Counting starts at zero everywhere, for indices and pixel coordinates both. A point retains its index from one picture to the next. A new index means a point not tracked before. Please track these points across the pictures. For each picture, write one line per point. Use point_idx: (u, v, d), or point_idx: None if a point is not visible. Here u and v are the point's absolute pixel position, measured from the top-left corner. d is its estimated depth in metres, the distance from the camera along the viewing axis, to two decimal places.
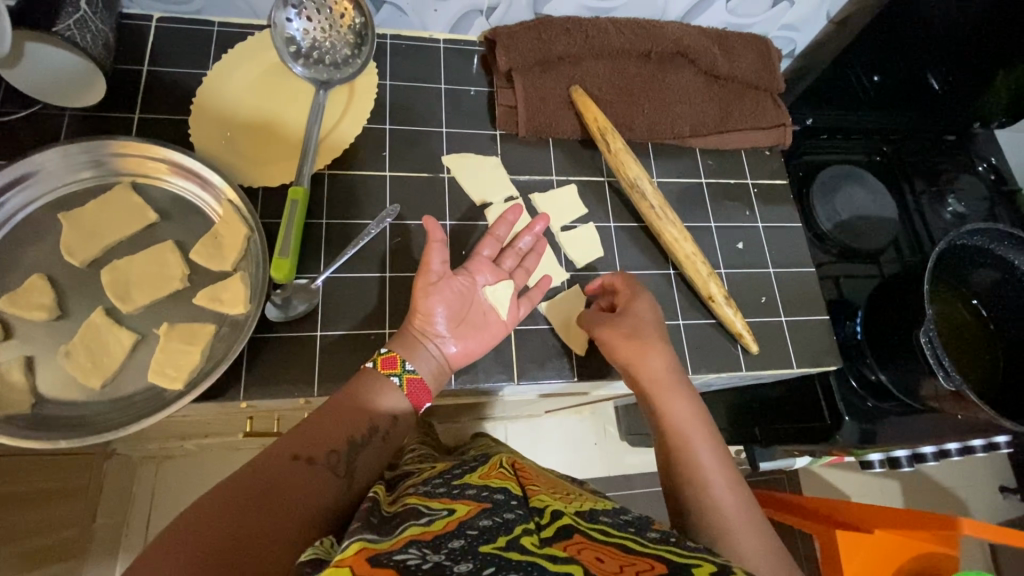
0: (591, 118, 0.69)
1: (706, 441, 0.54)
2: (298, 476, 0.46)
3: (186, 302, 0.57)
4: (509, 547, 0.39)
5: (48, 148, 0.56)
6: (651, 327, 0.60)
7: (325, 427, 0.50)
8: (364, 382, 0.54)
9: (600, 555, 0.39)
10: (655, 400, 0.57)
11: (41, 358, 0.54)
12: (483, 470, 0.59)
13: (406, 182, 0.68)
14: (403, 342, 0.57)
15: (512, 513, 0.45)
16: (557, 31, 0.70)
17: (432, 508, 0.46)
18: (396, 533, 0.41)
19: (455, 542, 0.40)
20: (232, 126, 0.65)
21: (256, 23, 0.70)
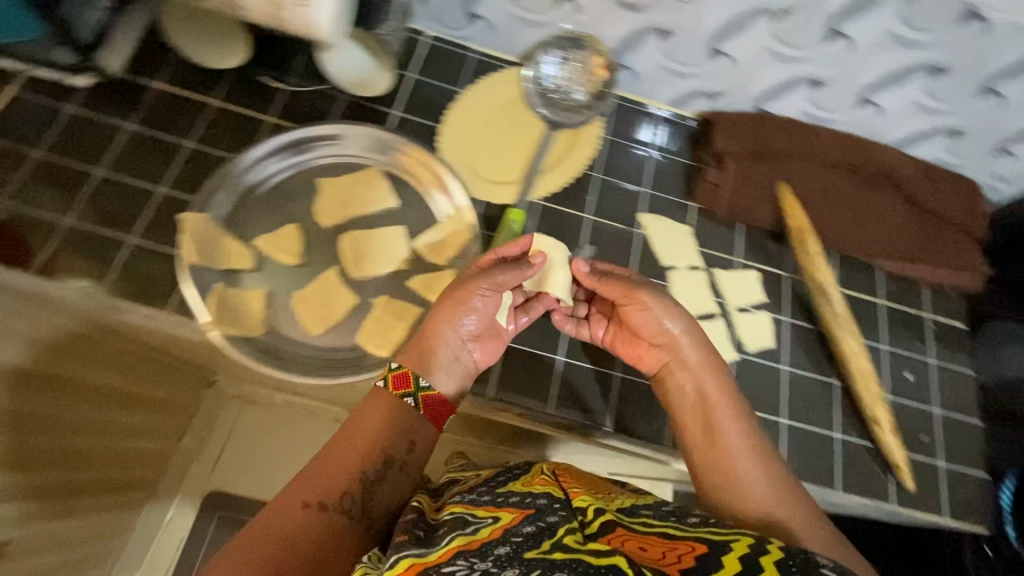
0: (792, 217, 0.72)
1: (746, 430, 0.57)
2: (311, 524, 0.49)
3: (401, 283, 0.64)
4: (551, 550, 0.43)
5: (348, 122, 0.67)
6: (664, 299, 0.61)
7: (327, 472, 0.52)
8: (376, 408, 0.56)
9: (642, 545, 0.45)
10: (700, 387, 0.59)
11: (277, 296, 0.61)
12: (528, 477, 0.56)
13: (605, 228, 0.72)
14: (418, 356, 0.58)
15: (554, 513, 0.48)
16: (777, 130, 0.75)
17: (479, 516, 0.49)
18: (444, 543, 0.46)
19: (499, 549, 0.44)
20: (470, 142, 0.73)
21: (508, 58, 0.78)
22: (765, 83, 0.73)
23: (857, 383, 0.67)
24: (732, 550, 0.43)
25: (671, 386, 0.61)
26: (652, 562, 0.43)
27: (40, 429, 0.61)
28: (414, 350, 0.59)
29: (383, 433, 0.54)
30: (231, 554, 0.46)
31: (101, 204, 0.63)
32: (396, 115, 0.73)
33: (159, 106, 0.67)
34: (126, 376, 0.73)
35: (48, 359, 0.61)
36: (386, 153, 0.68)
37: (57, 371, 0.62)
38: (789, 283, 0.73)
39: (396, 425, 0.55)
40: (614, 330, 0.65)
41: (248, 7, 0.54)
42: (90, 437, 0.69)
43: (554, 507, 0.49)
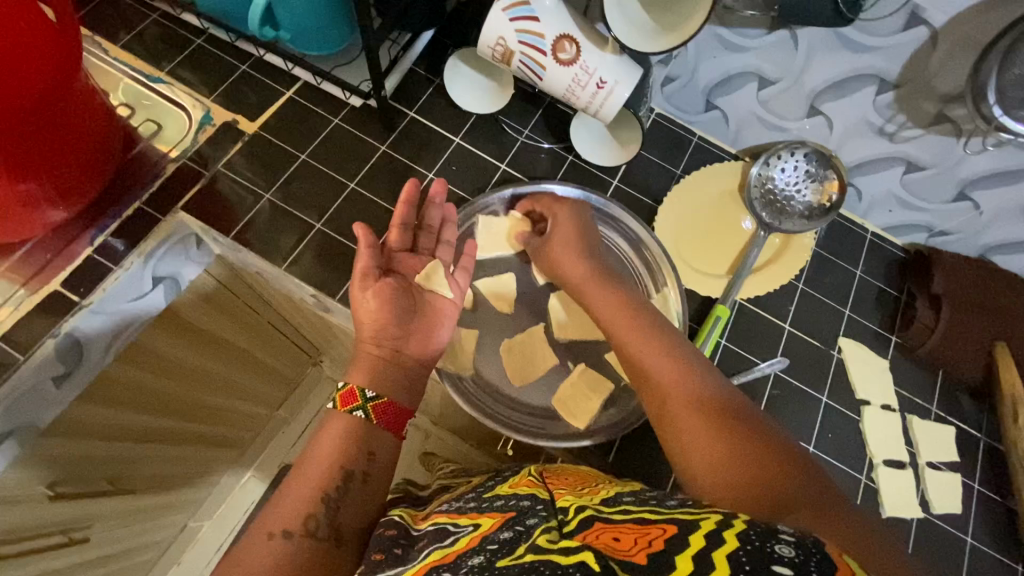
0: (1007, 382, 0.67)
1: (683, 366, 0.51)
2: (289, 553, 0.42)
3: (601, 354, 0.65)
4: (527, 551, 0.37)
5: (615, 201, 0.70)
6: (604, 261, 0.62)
7: (292, 497, 0.44)
8: (336, 426, 0.48)
9: (617, 535, 0.37)
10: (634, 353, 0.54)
11: (488, 338, 0.64)
12: (515, 478, 0.55)
13: (799, 343, 0.71)
14: (366, 372, 0.51)
15: (534, 515, 0.44)
16: (1004, 286, 0.71)
17: (460, 526, 0.45)
18: (418, 558, 0.41)
19: (475, 557, 0.38)
20: (683, 226, 0.74)
21: (728, 150, 0.79)
22: (1000, 236, 0.70)
23: None
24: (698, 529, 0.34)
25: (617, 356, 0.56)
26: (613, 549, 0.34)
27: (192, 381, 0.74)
28: (364, 361, 0.52)
29: (338, 450, 0.47)
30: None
31: (344, 214, 0.67)
32: (615, 186, 0.74)
33: (410, 134, 0.72)
34: (270, 350, 0.82)
35: (240, 331, 0.76)
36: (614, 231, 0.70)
37: (219, 334, 0.73)
38: (985, 448, 0.69)
39: (354, 441, 0.48)
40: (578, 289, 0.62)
41: (547, 78, 0.57)
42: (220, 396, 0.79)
43: (536, 510, 0.45)
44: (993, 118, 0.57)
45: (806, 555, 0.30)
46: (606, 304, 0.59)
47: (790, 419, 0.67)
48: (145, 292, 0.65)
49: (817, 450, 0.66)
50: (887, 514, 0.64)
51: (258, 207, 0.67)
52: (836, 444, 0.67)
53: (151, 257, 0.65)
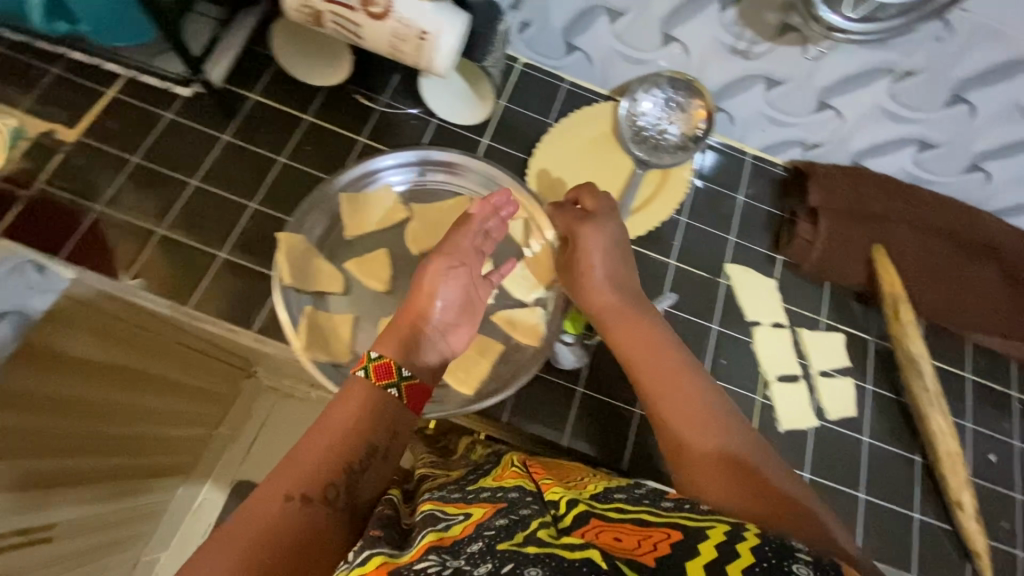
0: (887, 282, 0.69)
1: (700, 392, 0.50)
2: (287, 519, 0.40)
3: (485, 317, 0.63)
4: (527, 542, 0.36)
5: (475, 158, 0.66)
6: (632, 289, 0.60)
7: (314, 456, 0.43)
8: (360, 395, 0.46)
9: (620, 534, 0.38)
10: (653, 373, 0.52)
11: (364, 321, 0.61)
12: (498, 470, 0.52)
13: (687, 276, 0.71)
14: (398, 345, 0.51)
15: (526, 506, 0.43)
16: (876, 190, 0.72)
17: (450, 513, 0.43)
18: (417, 540, 0.39)
19: (473, 543, 0.37)
20: (561, 175, 0.72)
21: (600, 91, 0.77)
22: (866, 140, 0.71)
23: (944, 465, 0.64)
24: (708, 538, 0.34)
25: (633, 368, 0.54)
26: (621, 551, 0.34)
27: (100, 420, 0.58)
28: (393, 333, 0.53)
29: (361, 418, 0.45)
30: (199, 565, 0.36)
31: (193, 213, 0.63)
32: (486, 144, 0.72)
33: (255, 118, 0.67)
34: (191, 372, 0.67)
35: (125, 350, 0.60)
36: (487, 188, 0.67)
37: (122, 364, 0.60)
38: (875, 349, 0.71)
39: (379, 414, 0.46)
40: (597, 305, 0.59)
41: (366, 35, 0.53)
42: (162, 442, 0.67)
43: (526, 502, 0.44)
44: (820, 20, 0.55)
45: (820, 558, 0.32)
46: (623, 330, 0.57)
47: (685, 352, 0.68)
48: None
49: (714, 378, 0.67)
50: (785, 429, 0.65)
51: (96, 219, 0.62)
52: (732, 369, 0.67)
53: None
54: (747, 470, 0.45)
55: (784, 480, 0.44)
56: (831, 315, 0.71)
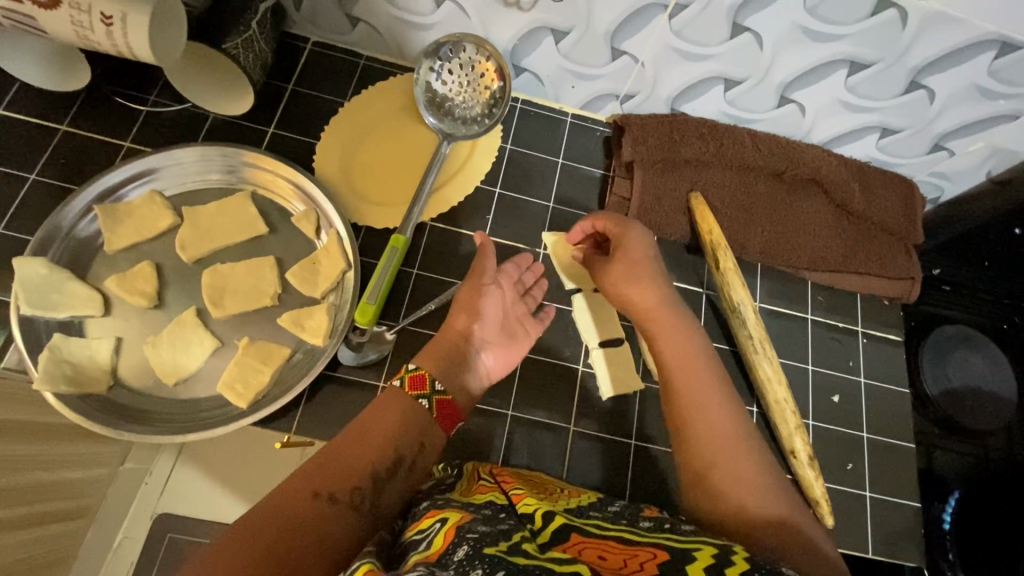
0: (704, 230, 0.66)
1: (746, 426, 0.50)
2: (314, 516, 0.41)
3: (270, 320, 0.59)
4: (514, 551, 0.35)
5: (190, 146, 0.61)
6: (653, 262, 0.59)
7: (345, 458, 0.45)
8: (398, 405, 0.49)
9: (604, 553, 0.38)
10: (686, 373, 0.53)
11: (128, 341, 0.56)
12: (467, 484, 0.50)
13: (503, 249, 0.67)
14: (437, 362, 0.52)
15: (505, 521, 0.41)
16: (691, 134, 0.68)
17: (426, 528, 0.40)
18: (407, 560, 0.37)
19: (459, 551, 0.35)
20: (354, 158, 0.66)
21: (401, 64, 0.72)
22: (674, 84, 0.67)
23: (774, 414, 0.62)
24: (695, 560, 0.35)
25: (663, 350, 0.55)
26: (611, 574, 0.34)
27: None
28: (433, 351, 0.54)
29: (398, 426, 0.48)
30: (216, 555, 0.37)
31: None
32: (272, 133, 0.67)
33: (2, 136, 0.61)
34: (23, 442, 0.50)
35: None
36: (237, 170, 0.63)
37: None
38: (706, 301, 0.68)
39: (416, 428, 0.48)
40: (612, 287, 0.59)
41: (49, 27, 0.48)
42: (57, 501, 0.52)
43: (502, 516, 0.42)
44: None
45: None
46: (646, 302, 0.57)
47: None
48: None
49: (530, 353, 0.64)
50: (608, 396, 0.63)
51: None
52: (550, 341, 0.65)
53: None
54: (766, 495, 0.46)
55: (812, 532, 0.45)
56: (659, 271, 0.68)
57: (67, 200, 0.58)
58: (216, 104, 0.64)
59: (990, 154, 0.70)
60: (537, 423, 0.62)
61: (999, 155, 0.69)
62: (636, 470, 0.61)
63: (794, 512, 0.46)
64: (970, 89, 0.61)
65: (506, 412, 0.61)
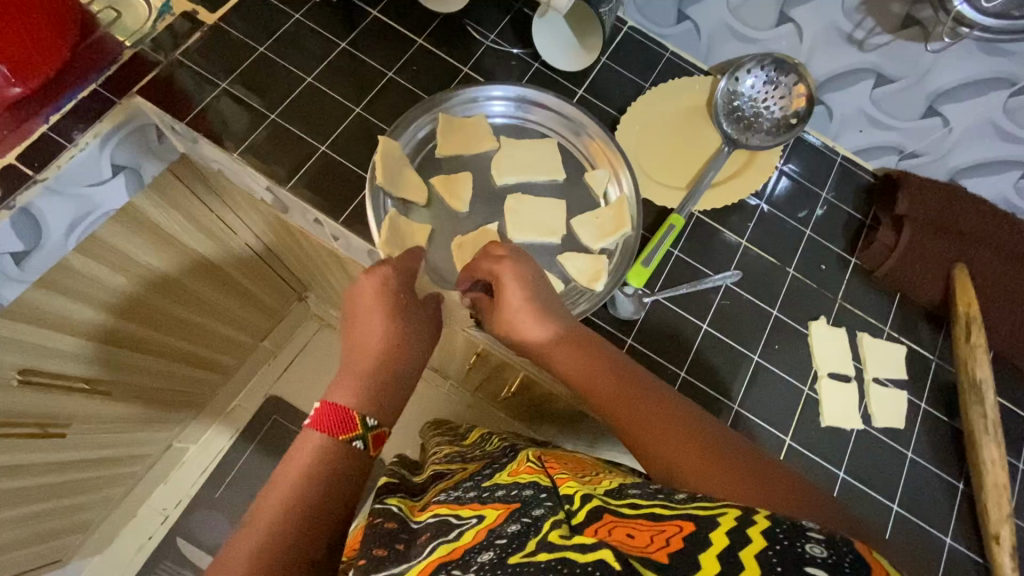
0: (963, 301, 0.67)
1: (673, 407, 0.49)
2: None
3: (552, 255, 0.65)
4: (538, 549, 0.36)
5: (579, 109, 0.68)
6: (532, 274, 0.57)
7: (286, 541, 0.43)
8: (309, 448, 0.48)
9: (633, 530, 0.37)
10: (606, 399, 0.50)
11: (438, 234, 0.64)
12: (515, 465, 0.56)
13: (754, 259, 0.70)
14: (379, 402, 0.52)
15: (541, 505, 0.44)
16: (969, 208, 0.70)
17: (463, 519, 0.46)
18: (425, 557, 0.41)
19: (483, 556, 0.38)
20: (648, 139, 0.73)
21: (702, 66, 0.77)
22: (968, 156, 0.70)
23: (988, 496, 0.62)
24: (719, 525, 0.34)
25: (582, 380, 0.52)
26: (636, 550, 0.33)
27: (155, 318, 0.78)
28: (362, 391, 0.52)
29: (314, 469, 0.46)
30: None
31: (301, 108, 0.68)
32: (580, 95, 0.73)
33: (371, 35, 0.72)
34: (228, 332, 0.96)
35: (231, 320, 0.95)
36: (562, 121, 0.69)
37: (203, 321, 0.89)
38: (934, 369, 0.69)
39: (337, 465, 0.48)
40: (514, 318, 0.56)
41: None
42: (192, 338, 0.88)
43: (542, 500, 0.45)
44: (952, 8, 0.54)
45: (840, 556, 0.31)
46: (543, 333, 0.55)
47: (738, 328, 0.67)
48: (104, 180, 0.64)
49: (762, 359, 0.66)
50: (826, 425, 0.65)
51: (204, 110, 0.68)
52: (782, 356, 0.67)
53: (108, 141, 0.64)
54: (728, 445, 0.45)
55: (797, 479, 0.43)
56: (894, 326, 0.70)
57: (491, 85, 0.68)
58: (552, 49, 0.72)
59: None
60: (753, 426, 0.64)
61: None
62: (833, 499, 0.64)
63: (765, 462, 0.44)
64: None
65: (731, 406, 0.64)
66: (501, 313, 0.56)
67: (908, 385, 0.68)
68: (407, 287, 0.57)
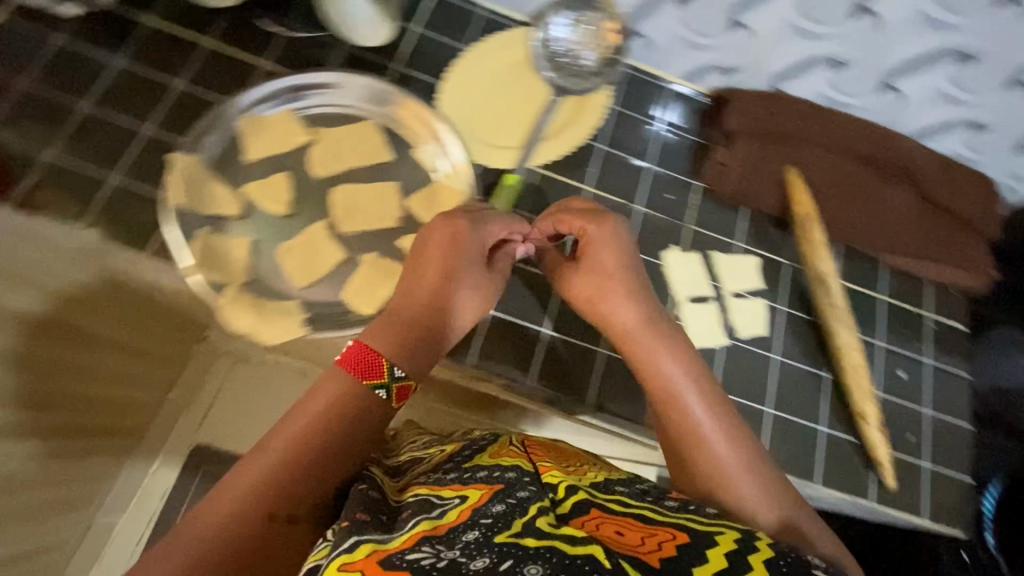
0: (797, 203, 0.70)
1: (738, 433, 0.53)
2: (272, 537, 0.42)
3: (390, 240, 0.62)
4: (526, 533, 0.39)
5: (353, 74, 0.65)
6: (636, 275, 0.60)
7: (299, 479, 0.44)
8: (331, 387, 0.48)
9: (622, 526, 0.42)
10: (664, 391, 0.55)
11: (265, 243, 0.59)
12: (495, 449, 0.56)
13: (602, 202, 0.70)
14: (400, 343, 0.51)
15: (524, 489, 0.45)
16: (790, 112, 0.72)
17: (444, 497, 0.46)
18: (407, 528, 0.42)
19: (467, 535, 0.40)
20: (474, 102, 0.70)
21: (520, 18, 0.75)
22: (781, 61, 0.70)
23: (848, 378, 0.66)
24: (719, 546, 0.40)
25: (647, 375, 0.56)
26: (625, 548, 0.39)
27: (88, 407, 0.67)
28: (393, 328, 0.52)
29: (329, 413, 0.47)
30: None
31: (85, 139, 0.61)
32: (397, 69, 0.70)
33: (154, 46, 0.65)
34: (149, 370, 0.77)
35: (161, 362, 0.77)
36: (366, 96, 0.66)
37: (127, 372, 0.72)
38: (788, 271, 0.71)
39: (357, 412, 0.48)
40: (588, 291, 0.60)
41: None
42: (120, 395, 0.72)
43: (524, 482, 0.47)
44: None
45: None
46: (621, 318, 0.58)
47: None
48: None
49: None
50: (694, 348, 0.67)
51: None
52: None
53: None
54: (765, 483, 0.50)
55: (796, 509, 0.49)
56: (745, 238, 0.72)
57: (246, 91, 0.63)
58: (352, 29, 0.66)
59: None
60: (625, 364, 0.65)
61: None
62: None
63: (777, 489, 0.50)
64: None
65: (599, 351, 0.65)
66: (592, 275, 0.60)
67: (765, 292, 0.70)
68: (475, 242, 0.57)
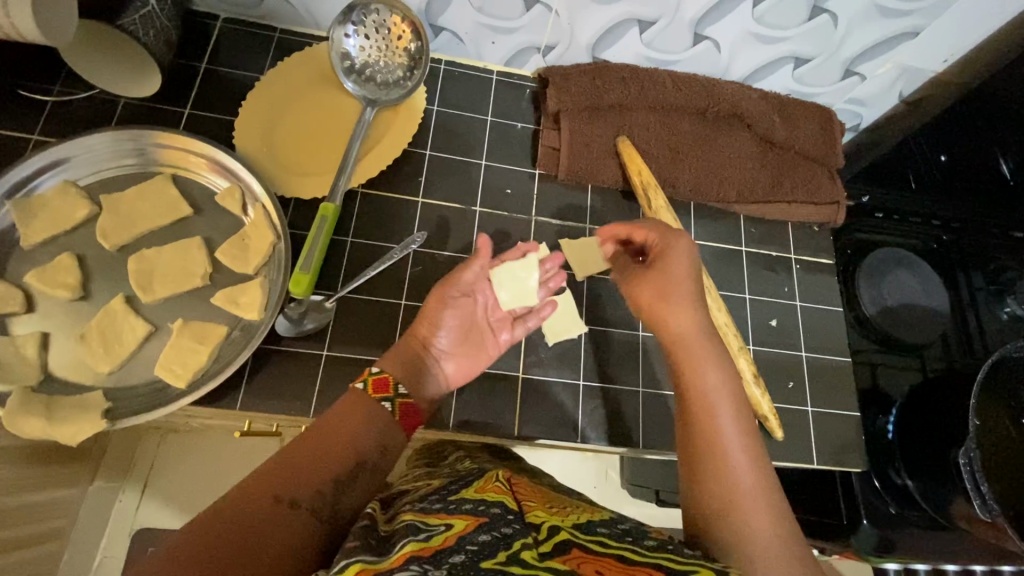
0: (635, 172, 0.67)
1: (754, 456, 0.46)
2: (276, 520, 0.39)
3: (203, 300, 0.57)
4: (512, 563, 0.35)
5: (99, 132, 0.59)
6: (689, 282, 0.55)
7: (310, 465, 0.43)
8: (352, 401, 0.48)
9: (601, 568, 0.36)
10: (704, 398, 0.49)
11: (56, 335, 0.55)
12: (481, 483, 0.48)
13: (437, 211, 0.67)
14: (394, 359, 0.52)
15: (510, 523, 0.40)
16: (612, 79, 0.69)
17: (432, 525, 0.40)
18: (395, 550, 0.36)
19: (455, 558, 0.35)
20: (276, 132, 0.65)
21: (318, 34, 0.71)
22: (591, 30, 0.68)
23: (718, 337, 0.64)
24: None
25: (691, 380, 0.51)
26: None
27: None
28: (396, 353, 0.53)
29: (355, 421, 0.46)
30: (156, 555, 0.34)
31: None
32: (188, 114, 0.65)
33: None
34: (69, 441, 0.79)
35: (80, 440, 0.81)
36: (140, 150, 0.61)
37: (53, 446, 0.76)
38: None
39: (365, 418, 0.47)
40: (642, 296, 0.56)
41: None
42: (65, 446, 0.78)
43: (509, 517, 0.41)
44: None
45: None
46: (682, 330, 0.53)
47: None
48: None
49: None
50: (555, 342, 0.65)
51: None
52: None
53: None
54: (771, 511, 0.44)
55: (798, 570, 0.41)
56: (593, 218, 0.70)
57: None
58: (111, 76, 0.61)
59: (899, 75, 0.74)
60: (485, 374, 0.63)
61: (907, 74, 0.74)
62: (587, 409, 0.63)
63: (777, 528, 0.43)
64: (868, 9, 0.64)
65: None
66: (651, 283, 0.56)
67: None
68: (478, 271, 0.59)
